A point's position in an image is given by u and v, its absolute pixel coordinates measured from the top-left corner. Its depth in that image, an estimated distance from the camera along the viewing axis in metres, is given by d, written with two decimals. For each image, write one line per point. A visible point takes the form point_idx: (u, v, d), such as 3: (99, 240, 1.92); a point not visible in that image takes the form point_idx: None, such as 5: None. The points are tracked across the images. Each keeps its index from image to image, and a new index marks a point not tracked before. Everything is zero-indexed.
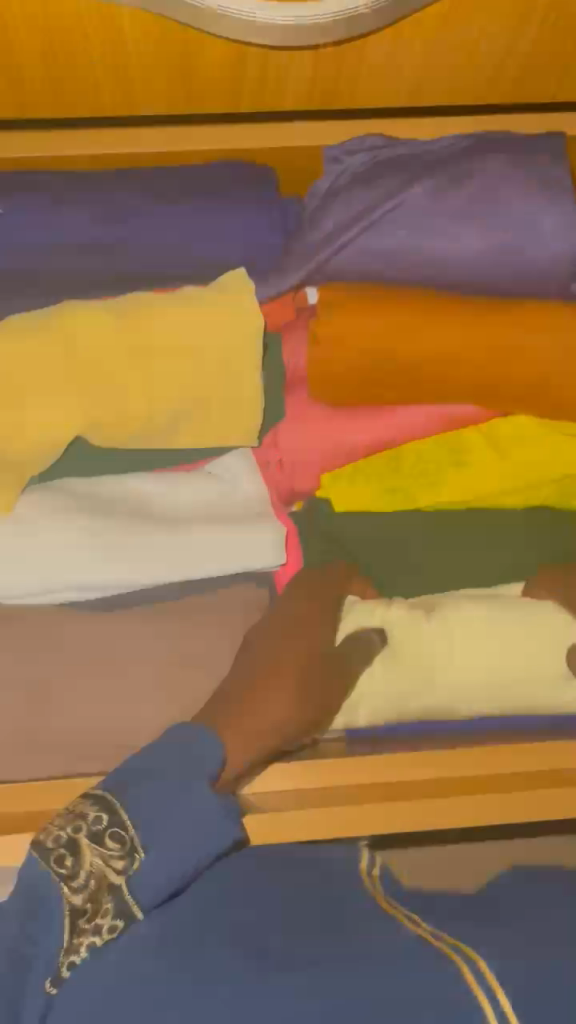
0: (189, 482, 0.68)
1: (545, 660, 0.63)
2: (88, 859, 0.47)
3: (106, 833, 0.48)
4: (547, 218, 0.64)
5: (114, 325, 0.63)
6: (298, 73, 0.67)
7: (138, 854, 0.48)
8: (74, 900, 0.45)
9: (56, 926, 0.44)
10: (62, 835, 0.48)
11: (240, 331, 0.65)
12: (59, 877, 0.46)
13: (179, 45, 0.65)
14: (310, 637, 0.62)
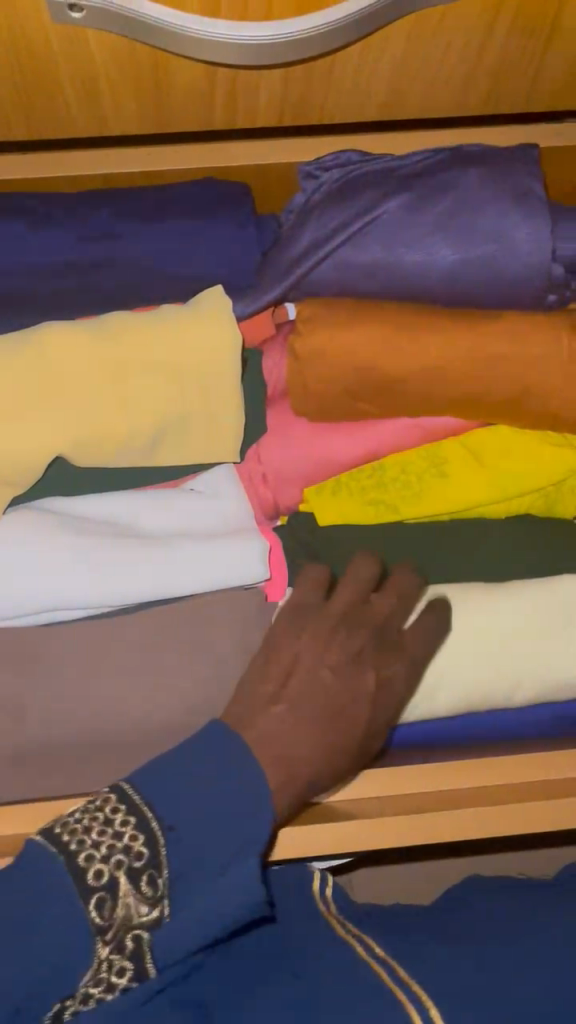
0: (174, 499, 0.68)
1: (532, 661, 0.64)
2: (122, 905, 0.44)
3: (145, 875, 0.45)
4: (525, 234, 0.63)
5: (95, 345, 0.63)
6: (271, 93, 0.60)
7: (167, 907, 0.45)
8: (103, 946, 0.43)
9: (77, 969, 0.43)
10: (103, 869, 0.44)
11: (221, 348, 0.65)
12: (93, 919, 0.43)
13: (151, 75, 0.57)
14: (370, 688, 0.55)
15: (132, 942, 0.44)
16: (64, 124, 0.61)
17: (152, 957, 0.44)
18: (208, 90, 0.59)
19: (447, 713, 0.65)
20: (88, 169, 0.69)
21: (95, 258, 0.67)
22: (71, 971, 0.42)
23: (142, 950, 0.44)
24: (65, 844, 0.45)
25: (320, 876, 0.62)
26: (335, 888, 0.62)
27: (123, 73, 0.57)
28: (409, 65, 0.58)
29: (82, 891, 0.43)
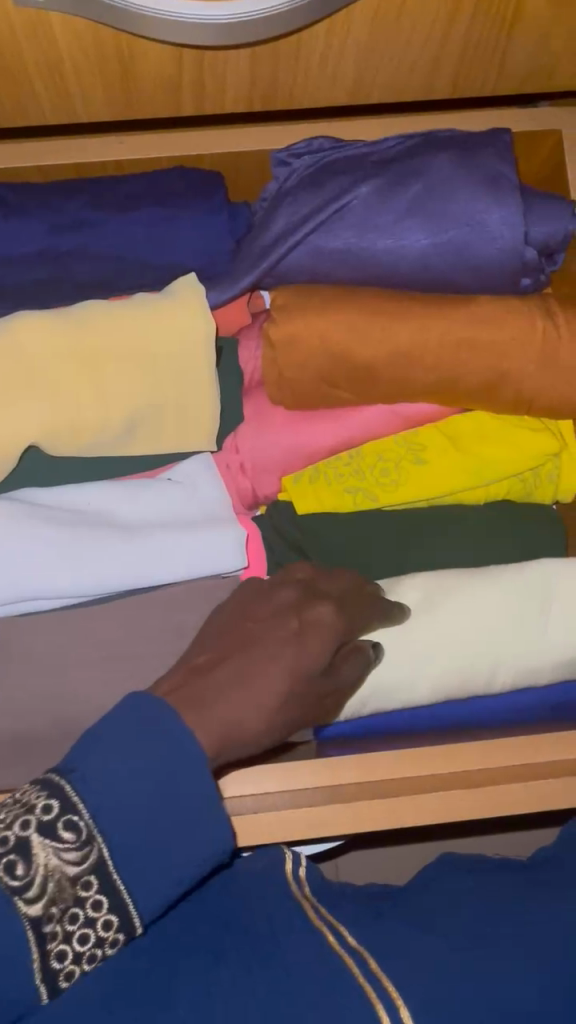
0: (150, 489, 0.67)
1: (514, 643, 0.64)
2: (39, 861, 0.41)
3: (60, 823, 0.42)
4: (496, 218, 0.63)
5: (69, 334, 0.63)
6: (238, 78, 0.59)
7: (97, 841, 0.42)
8: (33, 906, 0.40)
9: (15, 938, 0.40)
10: (9, 836, 0.41)
11: (193, 337, 0.64)
12: (9, 886, 0.40)
13: (117, 59, 0.56)
14: (293, 633, 0.52)
15: (71, 888, 0.41)
16: (32, 110, 0.61)
17: (109, 888, 0.42)
18: (176, 76, 0.59)
19: (427, 702, 0.64)
20: (58, 159, 0.69)
21: (68, 248, 0.66)
22: (11, 938, 0.40)
23: (91, 887, 0.42)
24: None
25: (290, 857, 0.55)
26: (306, 869, 0.56)
27: (91, 57, 0.56)
28: (379, 50, 0.58)
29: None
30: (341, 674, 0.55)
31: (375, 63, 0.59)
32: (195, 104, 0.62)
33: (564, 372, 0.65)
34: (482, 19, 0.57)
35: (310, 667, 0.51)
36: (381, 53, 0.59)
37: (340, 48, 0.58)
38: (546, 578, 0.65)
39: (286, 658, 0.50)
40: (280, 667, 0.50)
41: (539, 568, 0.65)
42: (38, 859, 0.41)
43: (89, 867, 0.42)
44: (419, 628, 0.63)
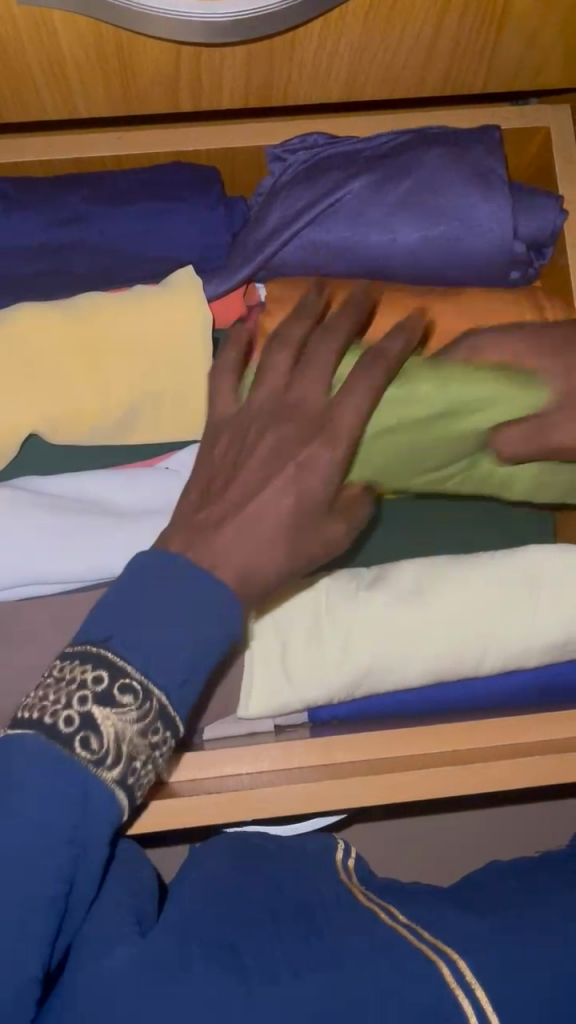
0: (148, 477, 0.68)
1: (508, 628, 0.66)
2: (106, 729, 0.48)
3: (115, 689, 0.48)
4: (485, 213, 0.65)
5: (70, 325, 0.64)
6: (233, 74, 0.61)
7: (154, 695, 0.49)
8: (111, 767, 0.48)
9: (97, 802, 0.48)
10: (72, 714, 0.48)
11: (191, 327, 0.66)
12: (84, 757, 0.48)
13: (117, 58, 0.58)
14: (288, 478, 0.51)
15: (142, 737, 0.49)
16: (33, 106, 0.63)
17: (166, 720, 0.50)
18: (173, 73, 0.60)
19: (416, 683, 0.66)
20: (59, 155, 0.70)
21: (68, 242, 0.68)
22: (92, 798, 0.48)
23: (156, 732, 0.49)
24: (33, 718, 0.48)
25: (342, 850, 0.64)
26: (357, 860, 0.64)
27: (90, 54, 0.58)
28: (370, 47, 0.60)
29: (67, 739, 0.48)
30: (349, 518, 0.54)
31: (366, 59, 0.61)
32: (192, 100, 0.63)
33: None
34: (470, 19, 0.58)
35: (314, 502, 0.52)
36: (371, 50, 0.60)
37: (332, 46, 0.59)
38: (535, 570, 0.67)
39: (299, 490, 0.51)
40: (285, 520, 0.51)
41: (530, 556, 0.67)
42: (109, 726, 0.48)
43: (151, 717, 0.49)
44: (414, 614, 0.65)
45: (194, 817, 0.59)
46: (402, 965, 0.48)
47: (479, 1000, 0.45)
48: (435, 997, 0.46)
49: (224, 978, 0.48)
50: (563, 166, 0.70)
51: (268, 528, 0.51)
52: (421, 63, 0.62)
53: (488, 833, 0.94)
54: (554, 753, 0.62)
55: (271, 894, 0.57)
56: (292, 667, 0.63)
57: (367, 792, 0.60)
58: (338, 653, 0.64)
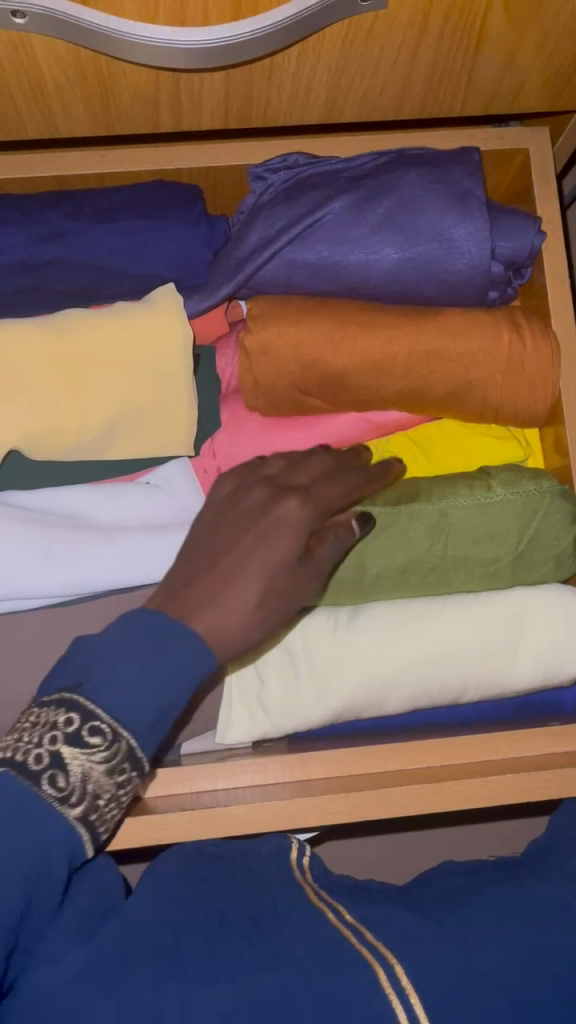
0: (129, 492, 0.69)
1: (487, 649, 0.66)
2: (74, 766, 0.45)
3: (85, 731, 0.45)
4: (462, 233, 0.65)
5: (52, 340, 0.65)
6: (214, 94, 0.61)
7: (125, 740, 0.46)
8: (74, 806, 0.45)
9: (62, 841, 0.45)
10: (44, 752, 0.45)
11: (173, 343, 0.66)
12: (54, 795, 0.45)
13: (96, 79, 0.58)
14: (269, 520, 0.50)
15: (108, 778, 0.46)
16: (13, 123, 0.63)
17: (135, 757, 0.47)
18: (154, 94, 0.61)
19: (401, 710, 0.67)
20: (41, 172, 0.70)
21: (48, 257, 0.68)
22: (56, 833, 0.45)
23: (124, 771, 0.46)
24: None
25: (296, 848, 0.59)
26: (313, 859, 0.60)
27: (70, 76, 0.58)
28: (348, 68, 0.60)
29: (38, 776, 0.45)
30: (320, 558, 0.52)
31: (344, 81, 0.61)
32: (172, 118, 0.64)
33: (527, 381, 0.68)
34: (448, 44, 0.59)
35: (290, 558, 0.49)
36: (349, 73, 0.61)
37: (310, 69, 0.60)
38: (520, 610, 0.67)
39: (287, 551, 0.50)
40: (257, 566, 0.49)
41: (512, 598, 0.67)
42: (78, 768, 0.45)
43: (121, 757, 0.46)
44: (385, 630, 0.66)
45: (167, 834, 0.59)
46: (341, 964, 0.47)
47: (411, 1001, 0.45)
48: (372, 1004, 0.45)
49: (162, 980, 0.46)
50: (542, 188, 0.72)
51: (242, 578, 0.48)
52: (398, 85, 0.63)
53: (468, 841, 0.95)
54: (513, 773, 0.62)
55: (223, 880, 0.55)
56: (268, 700, 0.65)
57: (333, 809, 0.61)
58: (315, 684, 0.65)
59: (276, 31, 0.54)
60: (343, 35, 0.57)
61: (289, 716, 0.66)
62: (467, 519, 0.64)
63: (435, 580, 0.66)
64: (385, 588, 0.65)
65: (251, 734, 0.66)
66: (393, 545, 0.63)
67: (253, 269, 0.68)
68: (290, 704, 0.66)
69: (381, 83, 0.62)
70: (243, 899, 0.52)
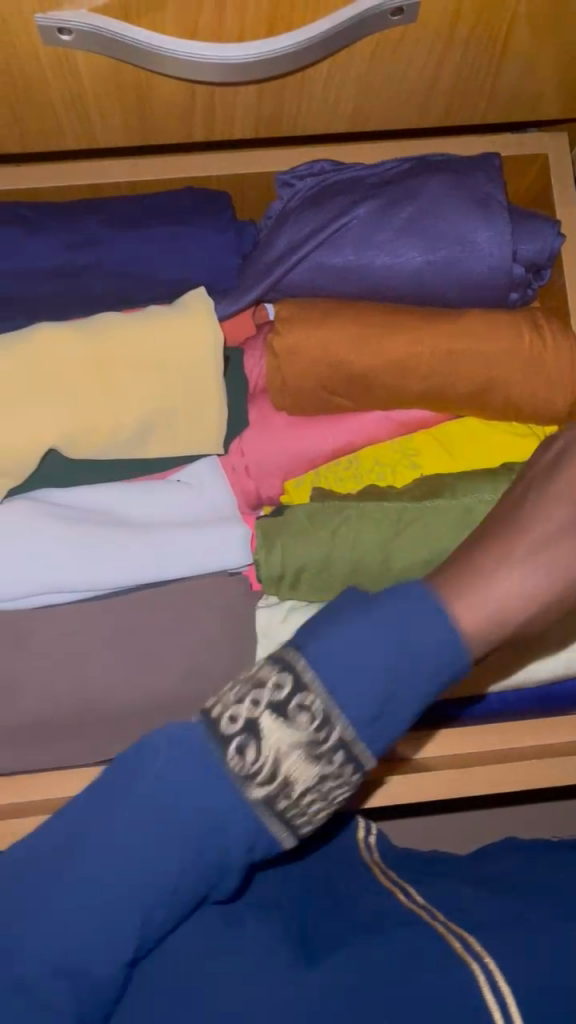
0: (161, 491, 0.71)
1: None
2: (272, 742, 0.44)
3: (293, 703, 0.45)
4: (485, 237, 0.67)
5: (87, 342, 0.66)
6: (246, 106, 0.64)
7: (336, 725, 0.45)
8: (259, 783, 0.44)
9: (242, 821, 0.44)
10: (256, 716, 0.45)
11: (205, 345, 0.68)
12: (237, 768, 0.44)
13: (135, 91, 0.61)
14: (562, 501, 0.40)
15: (313, 764, 0.45)
16: (54, 133, 0.65)
17: (350, 755, 0.45)
18: (189, 105, 0.63)
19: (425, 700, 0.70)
20: (77, 180, 0.73)
21: (85, 263, 0.70)
22: (239, 816, 0.44)
23: (333, 751, 0.45)
24: (217, 714, 0.45)
25: (364, 828, 0.72)
26: (377, 836, 0.72)
27: (110, 88, 0.60)
28: (375, 80, 0.63)
29: (226, 743, 0.45)
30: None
31: (371, 93, 0.64)
32: (205, 128, 0.66)
33: (547, 380, 0.70)
34: (471, 55, 0.61)
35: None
36: (376, 84, 0.63)
37: (339, 80, 0.62)
38: None
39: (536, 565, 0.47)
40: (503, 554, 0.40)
41: None
42: (293, 746, 0.44)
43: (327, 745, 0.45)
44: None
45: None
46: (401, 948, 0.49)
47: (504, 996, 0.50)
48: (472, 998, 0.50)
49: None
50: (560, 193, 0.74)
51: None
52: (422, 96, 0.65)
53: None
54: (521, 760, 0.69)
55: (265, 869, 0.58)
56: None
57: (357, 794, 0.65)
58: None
59: (307, 46, 0.56)
60: (370, 47, 0.59)
61: None
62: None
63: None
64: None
65: None
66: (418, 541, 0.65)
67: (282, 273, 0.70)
68: None
69: (406, 93, 0.65)
70: None
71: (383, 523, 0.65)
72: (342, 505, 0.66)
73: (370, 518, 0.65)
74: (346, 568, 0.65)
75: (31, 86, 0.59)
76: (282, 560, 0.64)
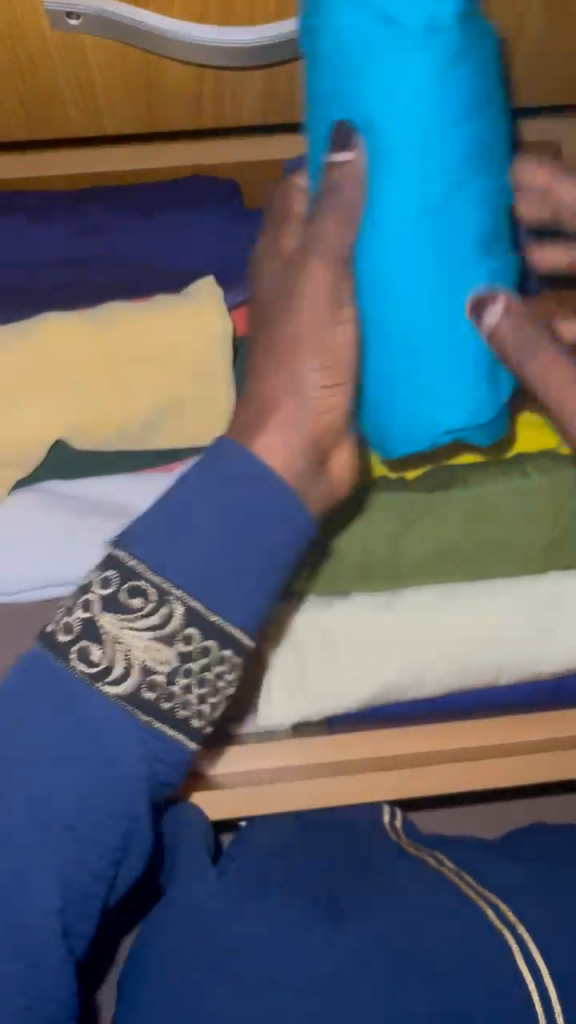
0: (170, 483, 0.69)
1: (520, 636, 0.67)
2: (105, 629, 0.49)
3: (126, 591, 0.49)
4: None
5: (92, 335, 0.64)
6: (255, 92, 0.63)
7: (173, 609, 0.49)
8: (111, 674, 0.49)
9: (117, 715, 0.49)
10: (96, 616, 0.50)
11: (212, 334, 0.66)
12: (85, 669, 0.49)
13: (145, 76, 0.60)
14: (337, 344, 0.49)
15: (201, 650, 0.49)
16: (62, 121, 0.65)
17: (216, 635, 0.49)
18: (198, 90, 0.62)
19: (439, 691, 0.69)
20: (83, 168, 0.72)
21: (92, 253, 0.69)
22: (99, 711, 0.49)
23: (192, 634, 0.49)
24: (55, 632, 0.50)
25: (388, 813, 0.70)
26: (403, 823, 0.70)
27: (119, 73, 0.60)
28: None
29: (67, 650, 0.50)
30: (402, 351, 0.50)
31: None
32: (214, 115, 0.65)
33: None
34: None
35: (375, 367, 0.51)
36: None
37: None
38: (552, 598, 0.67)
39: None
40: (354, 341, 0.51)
41: (544, 585, 0.68)
42: (114, 638, 0.49)
43: (175, 625, 0.49)
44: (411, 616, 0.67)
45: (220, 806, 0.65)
46: None
47: (547, 992, 0.54)
48: (520, 997, 0.54)
49: None
50: None
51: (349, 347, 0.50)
52: None
53: None
54: (537, 753, 0.67)
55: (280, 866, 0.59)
56: (310, 683, 0.67)
57: (364, 786, 0.66)
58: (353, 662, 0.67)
59: None
60: None
61: (325, 700, 0.68)
62: (503, 503, 0.63)
63: (470, 567, 0.67)
64: (421, 572, 0.66)
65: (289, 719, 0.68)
66: (427, 529, 0.64)
67: None
68: (327, 687, 0.67)
69: None
70: None
71: (389, 510, 0.63)
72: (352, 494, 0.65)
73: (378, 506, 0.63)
74: (355, 556, 0.64)
75: (39, 71, 0.59)
76: None
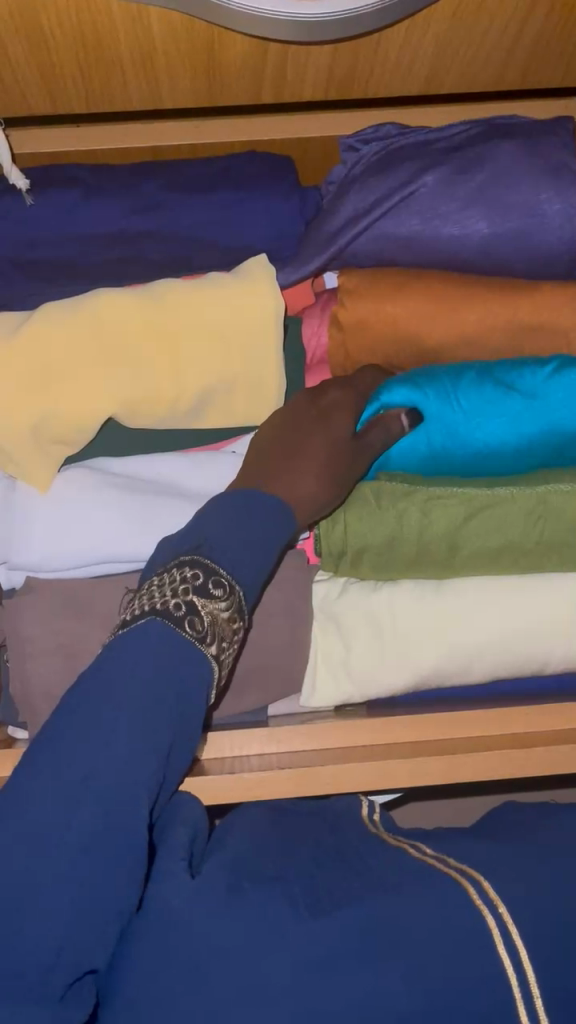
0: (215, 462, 0.68)
1: (565, 623, 0.66)
2: (207, 609, 0.46)
3: (210, 582, 0.47)
4: (555, 206, 0.65)
5: (147, 307, 0.63)
6: (315, 68, 0.63)
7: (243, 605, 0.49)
8: (210, 644, 0.46)
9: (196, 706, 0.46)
10: (195, 590, 0.46)
11: (263, 312, 0.64)
12: (193, 635, 0.46)
13: (205, 43, 0.59)
14: (312, 451, 0.56)
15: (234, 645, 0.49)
16: (120, 95, 0.64)
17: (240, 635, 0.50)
18: (258, 63, 0.62)
19: (481, 677, 0.68)
20: (136, 144, 0.71)
21: (144, 229, 0.68)
22: (194, 677, 0.45)
23: (241, 627, 0.49)
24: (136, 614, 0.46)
25: (366, 805, 0.61)
26: (383, 813, 0.61)
27: (179, 40, 0.59)
28: (441, 39, 0.62)
29: (176, 622, 0.45)
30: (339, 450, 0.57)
31: (436, 53, 0.63)
32: (273, 90, 0.65)
33: None
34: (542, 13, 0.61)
35: (342, 456, 0.57)
36: (434, 40, 0.62)
37: (403, 34, 0.61)
38: None
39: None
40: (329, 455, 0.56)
41: None
42: (209, 617, 0.47)
43: (237, 616, 0.48)
44: (456, 606, 0.66)
45: (254, 796, 0.63)
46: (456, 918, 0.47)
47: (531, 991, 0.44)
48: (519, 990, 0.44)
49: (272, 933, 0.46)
50: None
51: (315, 458, 0.56)
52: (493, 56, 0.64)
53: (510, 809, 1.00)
54: None
55: (306, 848, 0.54)
56: (353, 668, 0.67)
57: (400, 775, 0.64)
58: (398, 647, 0.67)
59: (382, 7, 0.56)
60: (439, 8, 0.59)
61: (369, 684, 0.68)
62: (567, 505, 0.62)
63: (527, 563, 0.66)
64: (476, 567, 0.66)
65: (334, 702, 0.68)
66: (488, 528, 0.63)
67: (341, 237, 0.68)
68: (370, 672, 0.67)
69: (473, 49, 0.64)
70: (340, 848, 0.54)
71: (451, 507, 0.62)
72: (413, 484, 0.63)
73: (437, 501, 0.62)
74: (413, 546, 0.64)
75: (100, 35, 0.58)
76: (345, 534, 0.64)
